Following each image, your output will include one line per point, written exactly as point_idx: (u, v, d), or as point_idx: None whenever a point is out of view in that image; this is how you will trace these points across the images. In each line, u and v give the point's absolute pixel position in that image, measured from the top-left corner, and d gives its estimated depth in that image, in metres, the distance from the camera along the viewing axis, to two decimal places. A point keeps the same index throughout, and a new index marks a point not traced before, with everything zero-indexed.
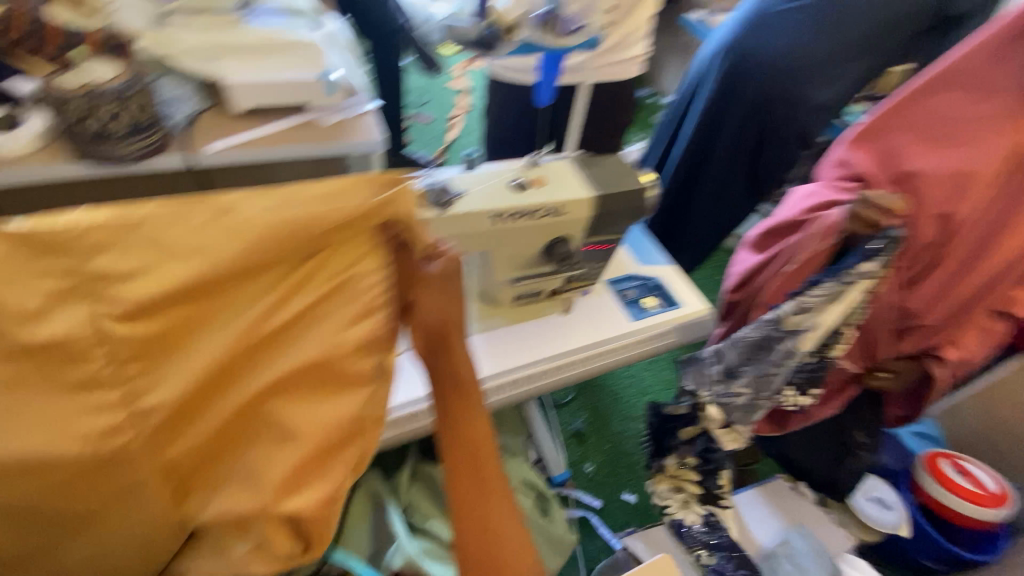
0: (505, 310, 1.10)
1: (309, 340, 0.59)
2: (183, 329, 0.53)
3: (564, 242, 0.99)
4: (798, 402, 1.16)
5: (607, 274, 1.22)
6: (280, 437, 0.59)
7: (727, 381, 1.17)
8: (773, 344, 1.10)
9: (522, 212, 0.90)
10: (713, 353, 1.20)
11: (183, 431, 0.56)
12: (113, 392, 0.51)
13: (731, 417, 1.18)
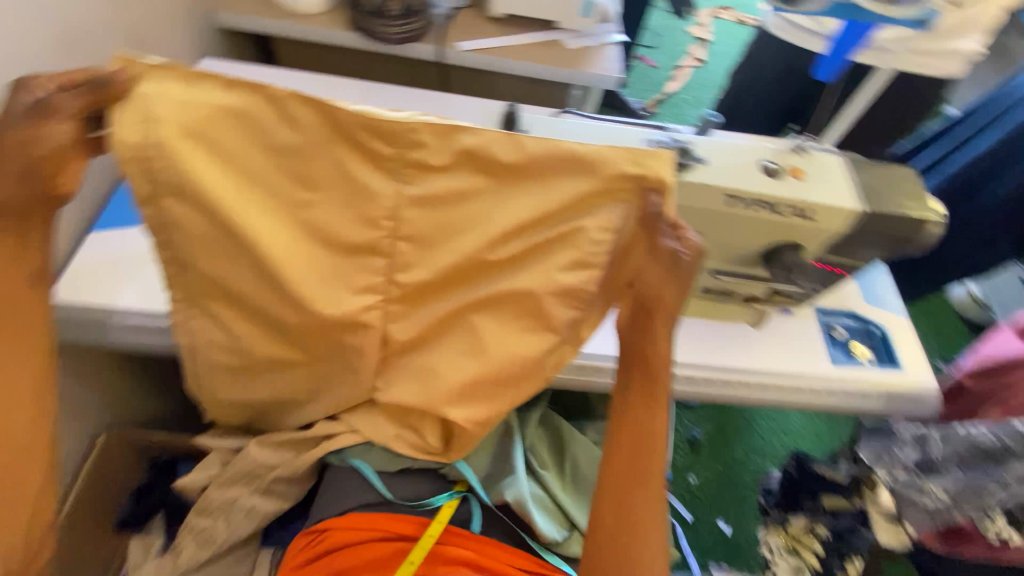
0: (689, 299, 0.99)
1: (510, 281, 0.63)
2: (432, 227, 0.63)
3: (796, 251, 0.83)
4: (1007, 539, 0.88)
5: (820, 302, 1.04)
6: (465, 352, 0.68)
7: (920, 473, 0.95)
8: (1010, 457, 0.86)
9: (764, 203, 0.77)
10: (914, 436, 0.98)
11: (405, 314, 0.69)
12: (380, 262, 0.65)
13: (902, 510, 0.96)
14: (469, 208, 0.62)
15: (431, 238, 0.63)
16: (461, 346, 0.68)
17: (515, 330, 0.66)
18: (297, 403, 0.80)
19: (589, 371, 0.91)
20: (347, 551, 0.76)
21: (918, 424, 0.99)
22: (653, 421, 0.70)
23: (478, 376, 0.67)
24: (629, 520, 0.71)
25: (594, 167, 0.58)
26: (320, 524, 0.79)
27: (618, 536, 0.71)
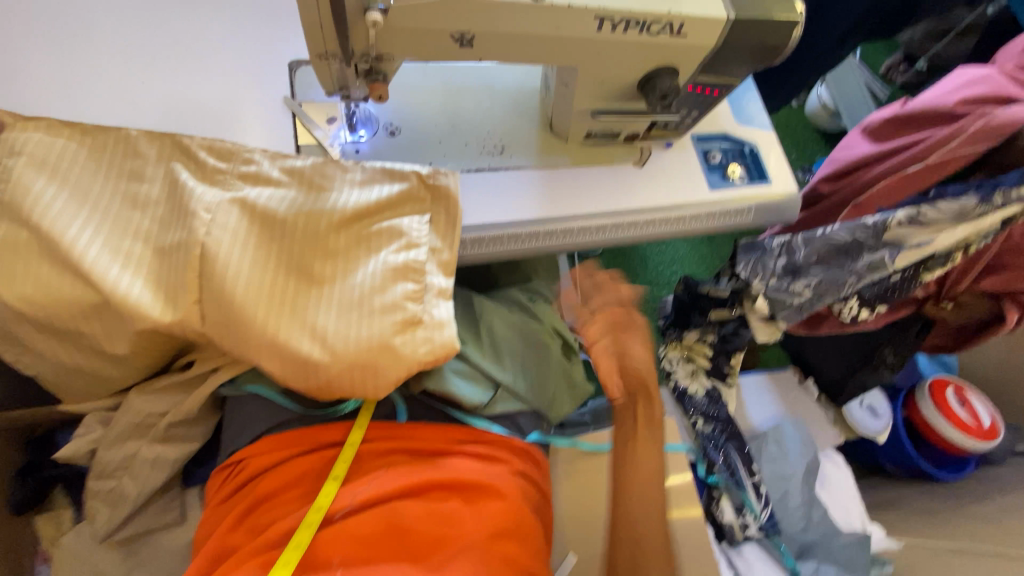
0: (573, 148, 0.96)
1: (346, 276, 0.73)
2: (254, 234, 0.71)
3: (671, 75, 0.79)
4: (857, 317, 1.05)
5: (696, 129, 1.04)
6: (318, 341, 0.70)
7: (790, 277, 1.05)
8: (861, 250, 0.98)
9: (635, 20, 0.70)
10: (783, 244, 1.06)
11: (236, 320, 0.68)
12: (185, 261, 0.68)
13: (778, 311, 1.09)
14: (291, 222, 0.72)
15: (258, 241, 0.71)
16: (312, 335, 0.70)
17: (359, 321, 0.71)
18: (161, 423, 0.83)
19: (480, 245, 0.86)
20: (276, 468, 0.73)
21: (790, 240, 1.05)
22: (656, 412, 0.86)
23: (341, 360, 0.70)
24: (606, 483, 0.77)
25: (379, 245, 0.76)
26: (236, 455, 0.75)
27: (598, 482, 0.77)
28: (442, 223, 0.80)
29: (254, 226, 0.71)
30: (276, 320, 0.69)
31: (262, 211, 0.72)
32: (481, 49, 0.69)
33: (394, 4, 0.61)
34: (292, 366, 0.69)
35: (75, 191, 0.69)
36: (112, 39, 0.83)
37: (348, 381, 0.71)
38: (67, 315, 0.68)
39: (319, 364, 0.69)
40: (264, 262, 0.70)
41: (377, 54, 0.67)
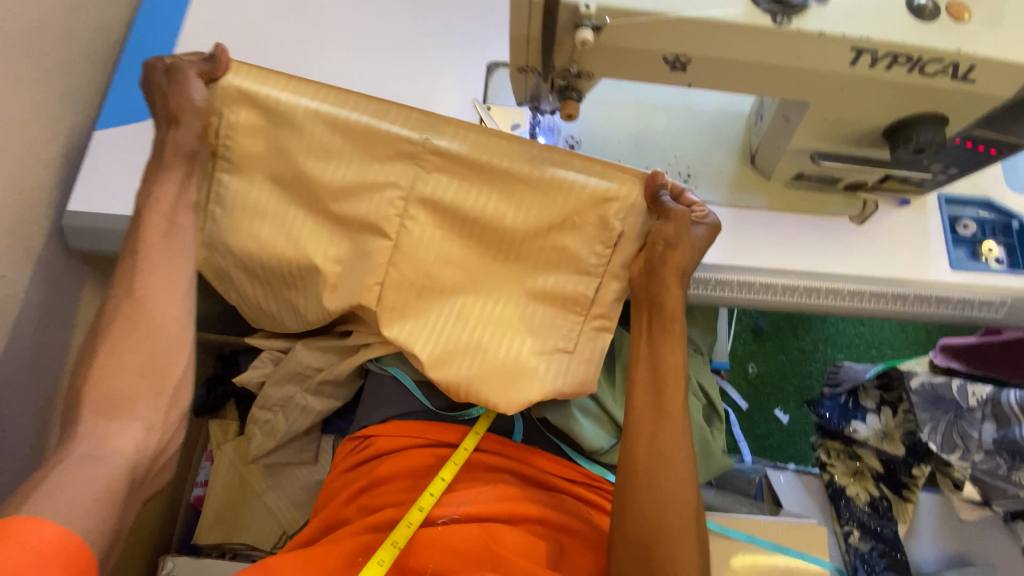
0: (774, 189, 0.82)
1: (508, 294, 0.74)
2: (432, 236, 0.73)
3: (938, 125, 0.62)
4: None
5: (948, 189, 0.82)
6: (464, 343, 0.72)
7: (1009, 459, 0.87)
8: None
9: (904, 56, 0.55)
10: (993, 415, 0.88)
11: (400, 313, 0.72)
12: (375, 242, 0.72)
13: (993, 499, 0.90)
14: (469, 224, 0.73)
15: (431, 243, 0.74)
16: (457, 331, 0.72)
17: (502, 333, 0.72)
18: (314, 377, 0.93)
19: None
20: (398, 455, 0.75)
21: (949, 379, 0.91)
22: (669, 403, 0.71)
23: (483, 368, 0.71)
24: (664, 516, 0.67)
25: (544, 266, 0.74)
26: (363, 431, 0.78)
27: (653, 546, 0.66)
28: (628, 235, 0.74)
29: (440, 223, 0.73)
30: (432, 310, 0.72)
31: (435, 200, 0.72)
32: (694, 74, 0.61)
33: (608, 21, 0.56)
34: (442, 352, 0.71)
35: None
36: (343, 29, 0.91)
37: (486, 380, 0.71)
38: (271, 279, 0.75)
39: (462, 358, 0.71)
40: (429, 252, 0.72)
41: (577, 71, 0.63)
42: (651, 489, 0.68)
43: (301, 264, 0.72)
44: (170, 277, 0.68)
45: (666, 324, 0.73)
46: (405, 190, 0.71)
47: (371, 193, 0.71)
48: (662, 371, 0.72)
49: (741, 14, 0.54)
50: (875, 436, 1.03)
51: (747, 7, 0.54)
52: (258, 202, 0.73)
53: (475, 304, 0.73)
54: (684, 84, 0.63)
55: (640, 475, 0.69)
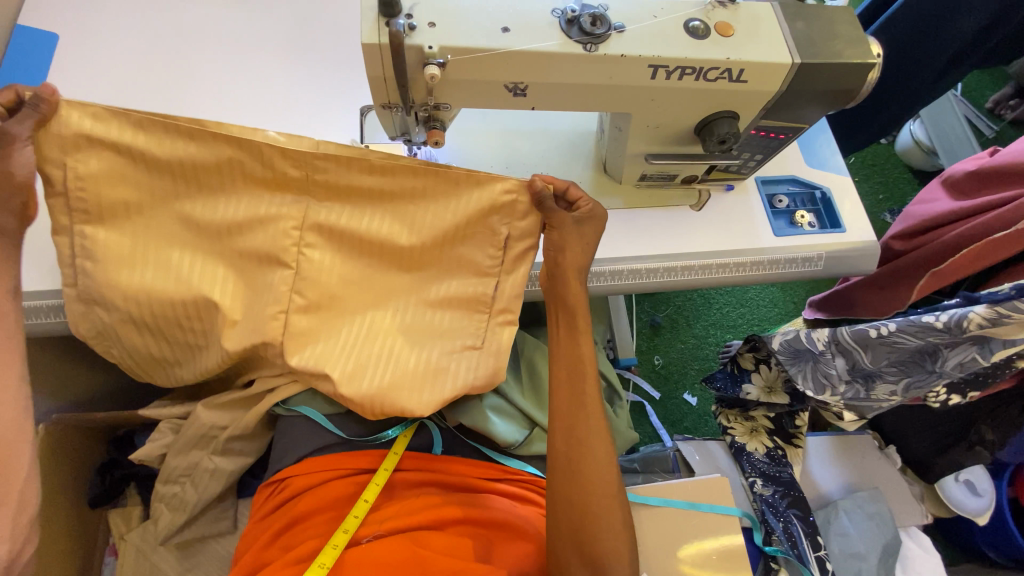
0: (628, 191, 0.94)
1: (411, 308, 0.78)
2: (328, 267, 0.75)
3: (731, 120, 0.77)
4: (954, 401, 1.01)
5: (764, 173, 1.00)
6: (376, 358, 0.75)
7: (864, 382, 1.03)
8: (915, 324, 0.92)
9: (691, 68, 0.69)
10: (837, 350, 1.00)
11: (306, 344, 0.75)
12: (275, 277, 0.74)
13: (864, 412, 1.06)
14: (361, 243, 0.74)
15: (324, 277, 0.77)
16: (365, 346, 0.76)
17: (411, 346, 0.77)
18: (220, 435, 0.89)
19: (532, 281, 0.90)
20: (318, 489, 0.75)
21: (796, 333, 1.03)
22: (583, 388, 0.77)
23: (396, 375, 0.75)
24: (582, 495, 0.74)
25: (439, 276, 0.78)
26: (279, 474, 0.77)
27: (582, 527, 0.73)
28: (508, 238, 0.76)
29: (336, 249, 0.75)
30: (339, 334, 0.76)
31: (331, 226, 0.73)
32: (536, 97, 0.71)
33: (451, 58, 0.64)
34: (353, 367, 0.75)
35: None
36: (211, 87, 0.94)
37: (399, 387, 0.75)
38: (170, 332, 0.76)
39: (370, 372, 0.75)
40: (323, 281, 0.75)
41: (435, 103, 0.71)
42: (574, 471, 0.75)
43: (195, 303, 0.73)
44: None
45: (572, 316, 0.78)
46: (300, 220, 0.73)
47: (265, 226, 0.72)
48: (573, 364, 0.78)
49: (559, 43, 0.65)
50: (763, 392, 1.16)
51: (563, 38, 0.65)
52: (129, 249, 0.70)
53: (385, 319, 0.77)
54: (529, 106, 0.73)
55: (562, 461, 0.76)
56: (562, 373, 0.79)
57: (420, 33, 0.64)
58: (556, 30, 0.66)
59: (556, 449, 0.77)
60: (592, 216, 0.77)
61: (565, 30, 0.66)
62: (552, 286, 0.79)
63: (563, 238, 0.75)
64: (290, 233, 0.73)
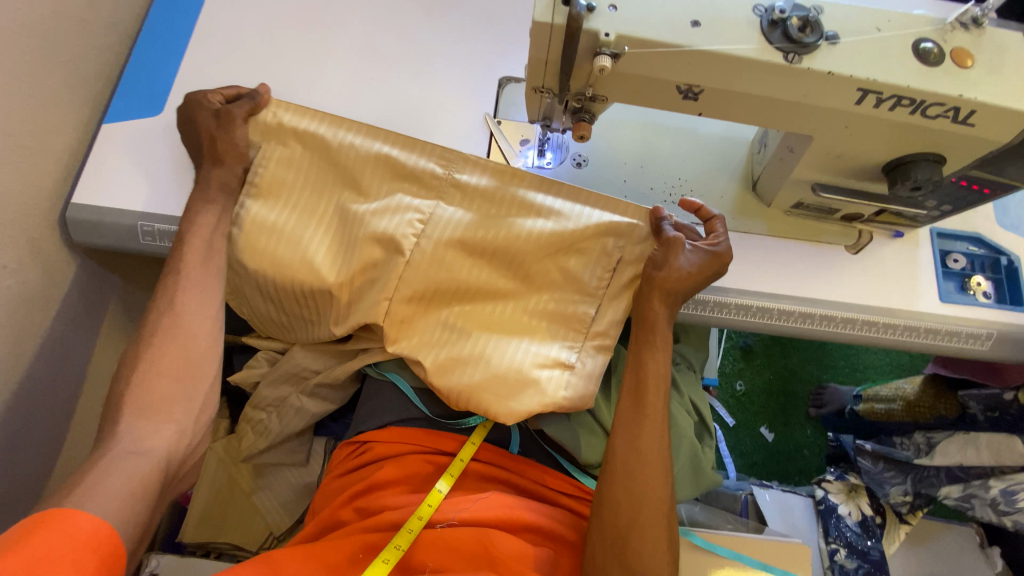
0: (773, 215, 0.84)
1: (515, 308, 0.77)
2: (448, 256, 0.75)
3: (935, 165, 0.64)
4: None
5: (941, 224, 0.85)
6: (469, 356, 0.74)
7: None
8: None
9: (908, 98, 0.58)
10: None
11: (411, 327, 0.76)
12: (398, 257, 0.75)
13: None
14: (482, 242, 0.75)
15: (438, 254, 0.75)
16: (455, 332, 0.76)
17: (507, 344, 0.75)
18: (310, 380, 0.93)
19: None
20: (396, 462, 0.76)
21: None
22: (649, 396, 0.73)
23: (486, 376, 0.73)
24: (635, 515, 0.68)
25: (552, 289, 0.77)
26: (361, 436, 0.79)
27: (627, 536, 0.67)
28: (617, 257, 0.78)
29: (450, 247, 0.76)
30: (444, 324, 0.76)
31: (449, 235, 0.76)
32: (706, 104, 0.63)
33: (627, 50, 0.57)
34: (445, 359, 0.74)
35: (308, 177, 0.77)
36: (358, 35, 0.92)
37: (485, 387, 0.73)
38: (286, 285, 0.76)
39: (462, 373, 0.74)
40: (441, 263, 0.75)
41: (592, 94, 0.65)
42: (628, 483, 0.69)
43: (317, 288, 0.75)
44: (207, 290, 0.74)
45: (648, 334, 0.76)
46: (426, 216, 0.76)
47: (393, 214, 0.75)
48: (638, 375, 0.74)
49: (755, 49, 0.56)
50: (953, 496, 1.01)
51: (761, 42, 0.56)
52: (277, 222, 0.76)
53: (483, 315, 0.77)
54: (695, 113, 0.65)
55: (617, 467, 0.70)
56: (630, 382, 0.75)
57: (598, 17, 0.57)
58: (755, 32, 0.57)
59: (611, 459, 0.71)
60: (720, 256, 0.76)
61: (765, 34, 0.57)
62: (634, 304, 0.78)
63: (669, 256, 0.74)
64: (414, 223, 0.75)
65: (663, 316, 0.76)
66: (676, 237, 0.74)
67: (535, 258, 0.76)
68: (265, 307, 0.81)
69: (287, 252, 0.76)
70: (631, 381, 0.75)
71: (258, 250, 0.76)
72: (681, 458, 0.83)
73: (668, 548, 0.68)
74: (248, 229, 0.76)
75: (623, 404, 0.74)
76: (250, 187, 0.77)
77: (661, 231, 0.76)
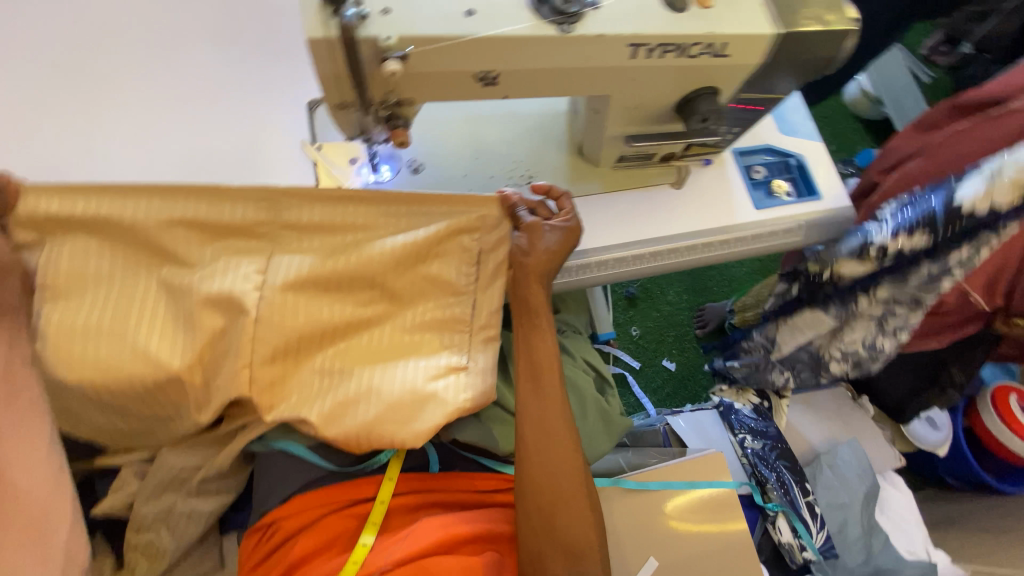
0: (605, 172, 0.90)
1: (391, 331, 0.75)
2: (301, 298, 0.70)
3: (713, 97, 0.73)
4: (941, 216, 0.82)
5: (739, 144, 0.97)
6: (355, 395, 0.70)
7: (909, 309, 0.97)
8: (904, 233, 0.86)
9: (673, 44, 0.64)
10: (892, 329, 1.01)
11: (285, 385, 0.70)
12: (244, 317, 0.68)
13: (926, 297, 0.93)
14: (332, 275, 0.71)
15: (288, 301, 0.70)
16: (335, 376, 0.71)
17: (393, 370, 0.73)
18: (194, 478, 0.82)
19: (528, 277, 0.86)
20: (312, 530, 0.70)
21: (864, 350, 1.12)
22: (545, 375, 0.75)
23: (381, 411, 0.70)
24: (559, 495, 0.70)
25: (420, 297, 0.76)
26: (266, 518, 0.72)
27: (553, 515, 0.69)
28: (474, 253, 0.77)
29: (301, 291, 0.71)
30: (319, 372, 0.71)
31: (296, 278, 0.70)
32: (506, 87, 0.65)
33: (411, 50, 0.57)
34: (332, 406, 0.69)
35: (112, 260, 0.67)
36: (136, 88, 0.83)
37: (380, 421, 0.70)
38: (120, 388, 0.66)
39: (352, 413, 0.69)
40: (299, 308, 0.70)
41: (396, 100, 0.64)
42: (544, 463, 0.70)
43: (160, 379, 0.66)
44: (26, 425, 0.59)
45: (531, 315, 0.78)
46: (265, 264, 0.70)
47: (226, 272, 0.68)
48: (530, 358, 0.76)
49: (530, 26, 0.59)
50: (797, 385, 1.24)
51: (534, 18, 0.59)
52: (90, 321, 0.65)
53: (360, 348, 0.73)
54: (500, 97, 0.67)
55: (528, 449, 0.71)
56: (524, 367, 0.76)
57: (372, 24, 0.56)
58: (526, 10, 0.59)
59: (522, 442, 0.71)
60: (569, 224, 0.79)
61: (535, 10, 0.59)
62: (514, 289, 0.79)
63: (533, 240, 0.77)
64: (253, 276, 0.69)
65: (539, 296, 0.78)
66: (534, 222, 0.77)
67: (395, 275, 0.74)
68: (106, 418, 0.70)
69: (110, 350, 0.65)
70: (524, 365, 0.75)
71: (72, 359, 0.65)
72: (588, 417, 0.89)
73: (592, 512, 0.72)
74: (53, 339, 0.65)
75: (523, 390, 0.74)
76: (42, 291, 0.65)
77: (518, 217, 0.78)
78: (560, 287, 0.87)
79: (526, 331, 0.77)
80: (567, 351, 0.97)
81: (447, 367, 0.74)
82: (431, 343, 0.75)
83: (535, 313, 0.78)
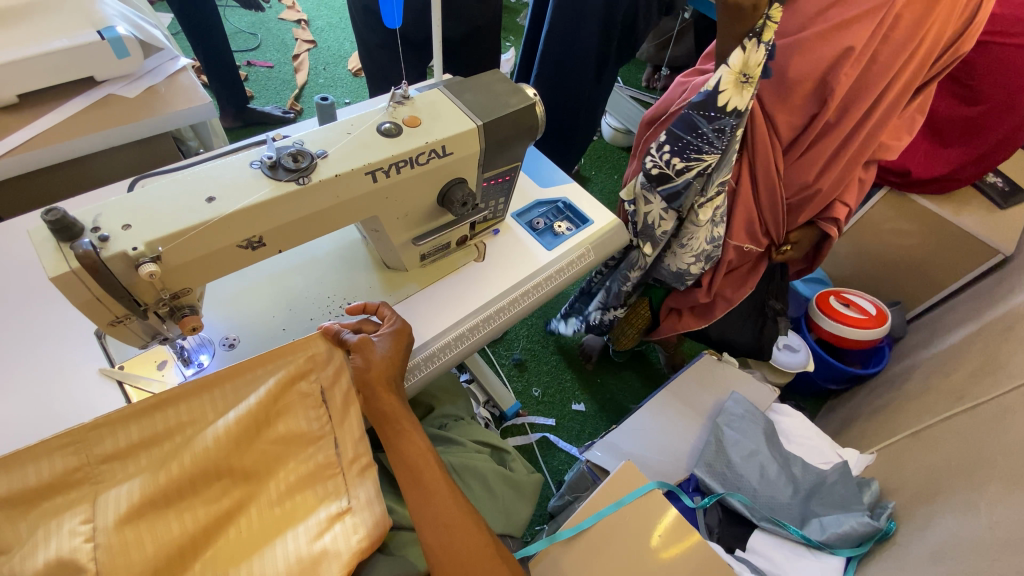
0: (416, 273, 0.99)
1: (259, 510, 0.71)
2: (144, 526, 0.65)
3: (462, 184, 0.87)
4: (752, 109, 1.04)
5: (516, 207, 1.13)
6: None
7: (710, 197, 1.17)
8: (691, 151, 1.08)
9: (402, 160, 0.77)
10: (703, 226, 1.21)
11: None
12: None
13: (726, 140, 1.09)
14: (171, 487, 0.67)
15: (130, 536, 0.64)
16: None
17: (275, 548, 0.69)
18: None
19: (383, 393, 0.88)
20: None
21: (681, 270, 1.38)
22: (428, 476, 0.77)
23: None
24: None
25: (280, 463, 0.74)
26: None
27: None
28: (317, 394, 0.77)
29: (141, 518, 0.65)
30: None
31: (131, 508, 0.65)
32: (277, 242, 0.72)
33: (162, 249, 0.61)
34: None
35: None
36: None
37: None
38: None
39: None
40: (144, 537, 0.65)
41: (171, 293, 0.67)
42: (458, 560, 0.72)
43: None
44: None
45: (394, 424, 0.80)
46: (91, 510, 0.64)
47: (44, 540, 0.61)
48: (409, 467, 0.78)
49: (270, 189, 0.67)
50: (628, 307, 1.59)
51: (272, 182, 0.67)
52: None
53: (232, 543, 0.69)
54: (276, 253, 0.73)
55: (439, 555, 0.72)
56: (406, 478, 0.78)
57: (116, 242, 0.59)
58: (263, 179, 0.67)
59: (430, 551, 0.73)
60: (392, 329, 0.84)
61: (272, 175, 0.68)
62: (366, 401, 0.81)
63: (367, 356, 0.80)
64: (78, 528, 0.63)
65: (395, 406, 0.81)
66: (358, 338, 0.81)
67: (243, 454, 0.72)
68: None
69: None
70: (406, 477, 0.77)
71: None
72: (497, 491, 0.93)
73: None
74: None
75: (413, 502, 0.76)
76: None
77: (345, 341, 0.81)
78: (415, 388, 0.90)
79: (396, 443, 0.80)
80: (454, 441, 0.99)
81: (329, 517, 0.72)
82: (307, 502, 0.73)
83: (398, 423, 0.80)
